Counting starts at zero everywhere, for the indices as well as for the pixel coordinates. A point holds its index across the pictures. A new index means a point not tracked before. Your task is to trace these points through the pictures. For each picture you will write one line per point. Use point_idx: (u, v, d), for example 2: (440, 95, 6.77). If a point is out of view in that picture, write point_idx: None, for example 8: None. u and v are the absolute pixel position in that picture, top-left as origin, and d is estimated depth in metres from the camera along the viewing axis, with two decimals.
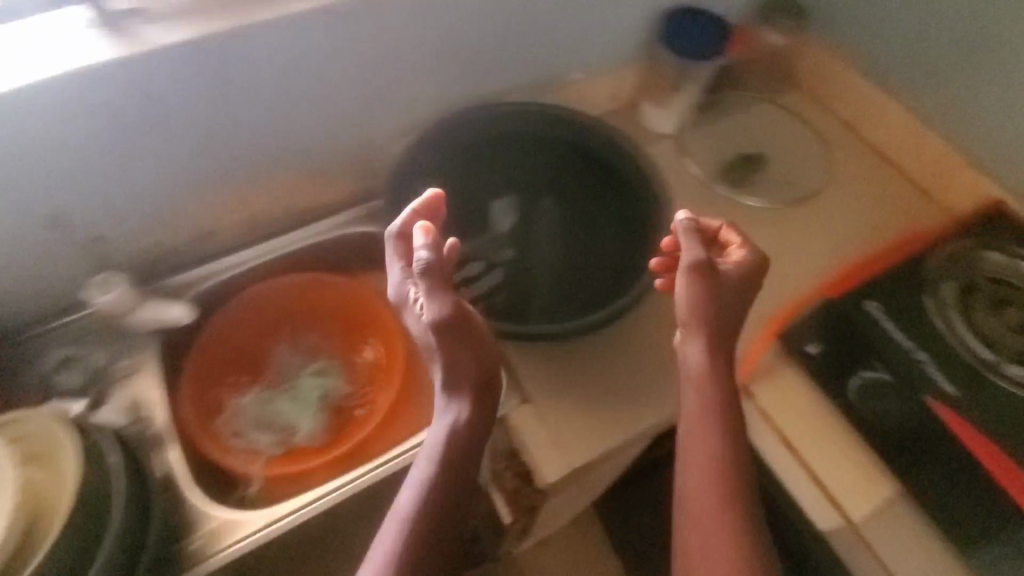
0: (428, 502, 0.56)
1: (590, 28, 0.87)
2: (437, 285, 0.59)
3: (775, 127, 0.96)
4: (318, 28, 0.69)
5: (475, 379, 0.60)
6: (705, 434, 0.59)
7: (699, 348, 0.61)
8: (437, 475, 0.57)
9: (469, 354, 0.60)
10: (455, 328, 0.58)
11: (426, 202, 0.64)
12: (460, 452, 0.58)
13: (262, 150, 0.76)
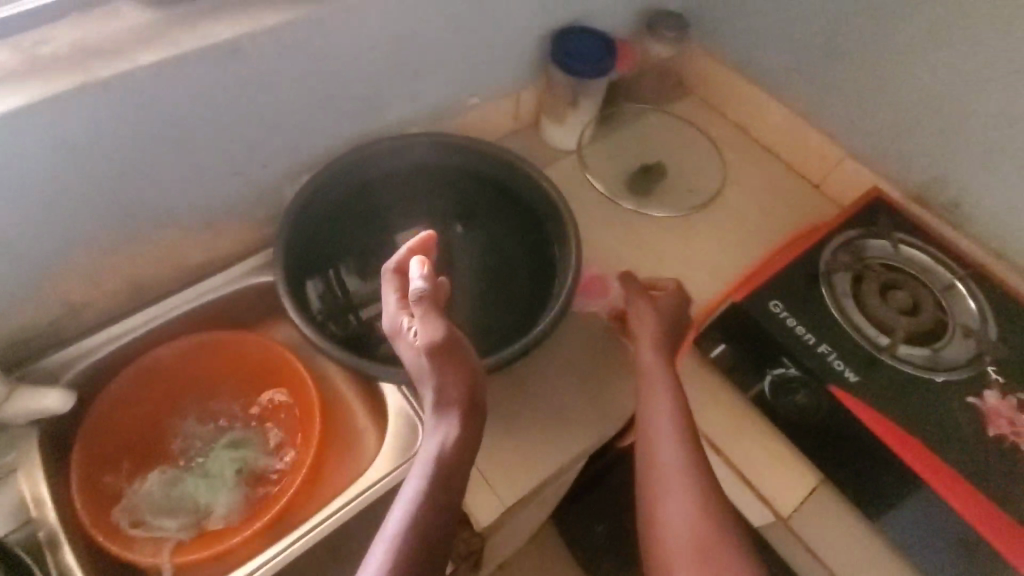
0: (420, 525, 0.50)
1: (480, 52, 0.86)
2: (429, 308, 0.54)
3: (672, 135, 0.99)
4: (176, 78, 0.63)
5: (464, 401, 0.55)
6: (663, 414, 0.65)
7: (652, 348, 0.70)
8: (427, 499, 0.51)
9: (457, 378, 0.54)
10: (448, 350, 0.53)
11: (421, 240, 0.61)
12: (449, 475, 0.53)
13: (139, 209, 0.71)
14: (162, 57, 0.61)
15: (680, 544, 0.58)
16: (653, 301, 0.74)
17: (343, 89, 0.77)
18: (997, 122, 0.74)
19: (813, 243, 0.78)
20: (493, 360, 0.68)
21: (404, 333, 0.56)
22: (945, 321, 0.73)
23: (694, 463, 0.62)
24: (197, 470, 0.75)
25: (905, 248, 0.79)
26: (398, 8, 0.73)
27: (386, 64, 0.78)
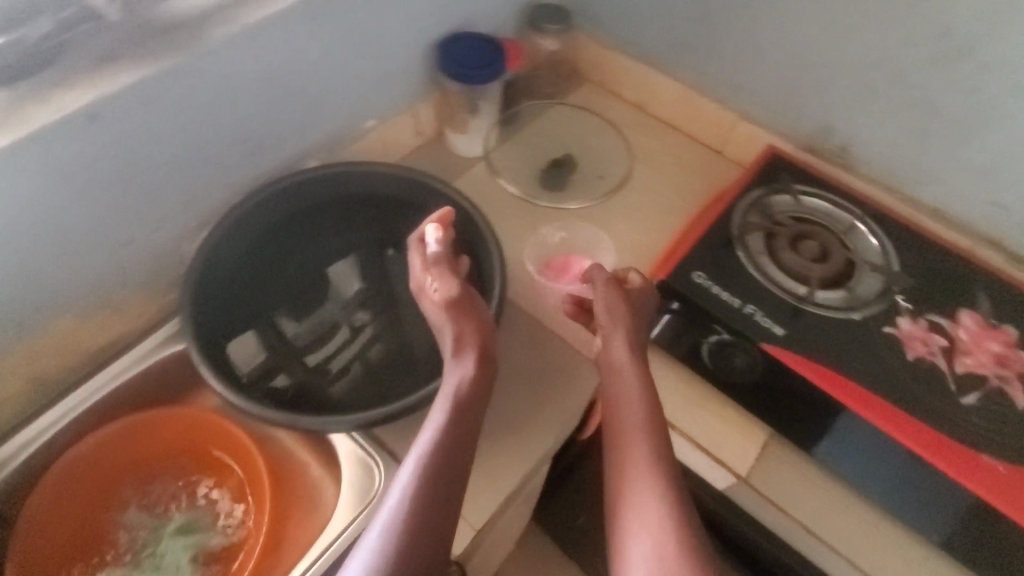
0: (440, 445, 0.57)
1: (367, 75, 0.84)
2: (445, 270, 0.68)
3: (575, 125, 1.00)
4: (30, 157, 0.58)
5: (474, 342, 0.64)
6: (628, 385, 0.62)
7: (626, 347, 0.65)
8: (446, 424, 0.58)
9: (470, 326, 0.65)
10: (462, 301, 0.66)
11: (441, 217, 0.71)
12: (468, 403, 0.61)
13: (21, 303, 0.65)
14: (13, 138, 0.56)
15: (637, 506, 0.54)
16: (621, 291, 0.69)
17: (226, 135, 0.73)
18: (864, 68, 0.79)
19: (723, 210, 0.81)
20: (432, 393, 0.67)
21: (424, 291, 0.68)
22: (853, 261, 0.77)
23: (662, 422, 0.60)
24: (146, 560, 0.70)
25: (808, 198, 0.83)
26: (269, 45, 0.70)
27: (267, 103, 0.75)
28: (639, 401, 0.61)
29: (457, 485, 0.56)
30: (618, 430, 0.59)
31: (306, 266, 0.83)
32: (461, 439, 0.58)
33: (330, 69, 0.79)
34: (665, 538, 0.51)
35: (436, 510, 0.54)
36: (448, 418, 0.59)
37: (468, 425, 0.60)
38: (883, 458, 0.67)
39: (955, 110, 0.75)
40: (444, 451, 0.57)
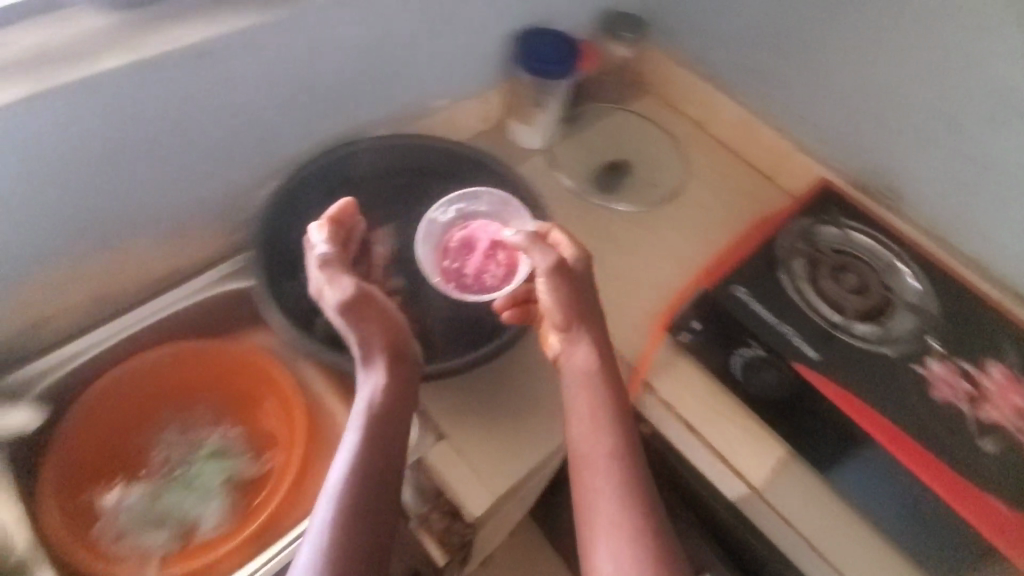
0: (362, 464, 0.55)
1: (450, 55, 0.87)
2: (336, 272, 0.64)
3: (634, 134, 1.03)
4: (140, 80, 0.62)
5: (384, 346, 0.61)
6: (586, 392, 0.62)
7: (585, 350, 0.64)
8: (365, 440, 0.56)
9: (376, 328, 0.62)
10: (361, 304, 0.62)
11: (339, 208, 0.68)
12: (385, 414, 0.59)
13: (105, 218, 0.69)
14: (128, 61, 0.60)
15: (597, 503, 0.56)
16: (565, 274, 0.65)
17: (315, 90, 0.77)
18: (927, 116, 0.82)
19: (770, 233, 0.84)
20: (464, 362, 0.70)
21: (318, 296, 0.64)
22: (891, 299, 0.80)
23: (630, 427, 0.61)
24: (178, 480, 0.73)
25: (854, 233, 0.86)
26: (369, 11, 0.74)
27: (355, 65, 0.78)
28: (590, 411, 0.61)
29: (387, 505, 0.54)
30: (576, 432, 0.61)
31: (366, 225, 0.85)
32: (380, 461, 0.56)
33: (418, 43, 0.82)
34: (619, 547, 0.53)
35: (366, 535, 0.52)
36: (365, 435, 0.56)
37: (388, 442, 0.57)
38: (888, 482, 0.69)
39: (1011, 169, 0.77)
40: (359, 481, 0.54)
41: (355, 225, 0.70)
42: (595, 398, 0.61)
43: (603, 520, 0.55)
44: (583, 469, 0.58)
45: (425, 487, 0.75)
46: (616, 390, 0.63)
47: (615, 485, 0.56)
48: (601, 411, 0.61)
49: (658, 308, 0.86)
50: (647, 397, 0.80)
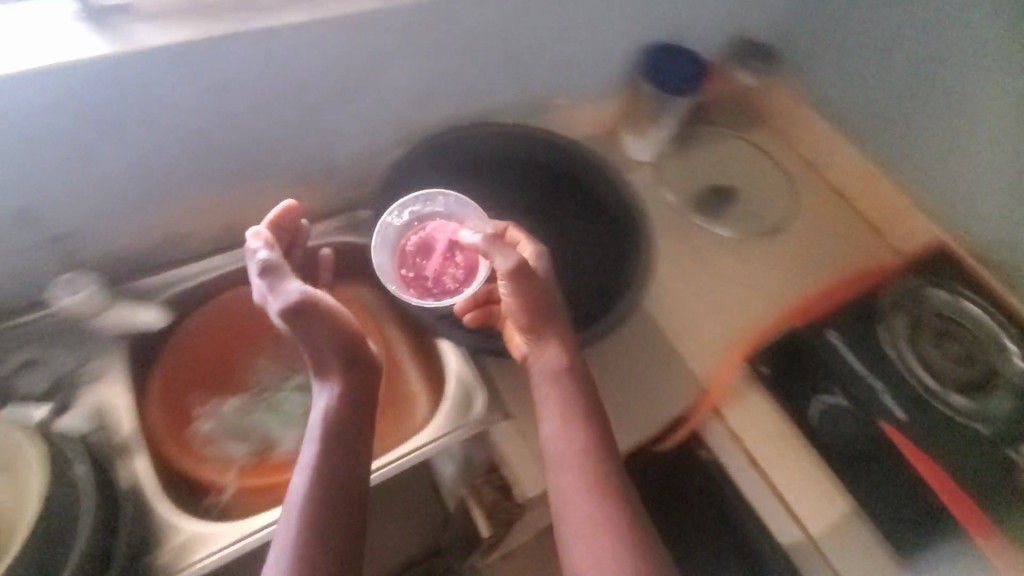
0: (319, 480, 0.52)
1: (583, 57, 0.90)
2: (278, 280, 0.58)
3: (745, 163, 1.02)
4: (317, 37, 0.67)
5: (337, 352, 0.57)
6: (554, 392, 0.63)
7: (551, 350, 0.64)
8: (321, 456, 0.53)
9: (327, 338, 0.57)
10: (309, 316, 0.56)
11: (281, 210, 0.68)
12: (341, 428, 0.55)
13: (254, 157, 0.75)
14: (312, 19, 0.65)
15: (571, 503, 0.56)
16: (523, 275, 0.62)
17: (455, 71, 0.81)
18: None
19: (873, 287, 0.84)
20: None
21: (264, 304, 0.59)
22: (995, 377, 0.75)
23: (599, 429, 0.61)
24: (263, 404, 0.78)
25: (963, 300, 0.81)
26: (523, 4, 0.78)
27: (497, 53, 0.82)
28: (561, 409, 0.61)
29: (351, 522, 0.52)
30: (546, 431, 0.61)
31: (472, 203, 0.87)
32: (337, 481, 0.53)
33: (555, 42, 0.86)
34: (595, 537, 0.54)
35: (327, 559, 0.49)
36: (321, 449, 0.54)
37: (346, 458, 0.54)
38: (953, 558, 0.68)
39: None
40: (314, 503, 0.51)
41: (301, 226, 0.71)
42: (561, 396, 0.62)
43: (579, 507, 0.56)
44: (553, 465, 0.59)
45: (484, 460, 0.78)
46: (588, 398, 0.63)
47: (583, 486, 0.57)
48: (568, 406, 0.61)
49: (740, 336, 0.85)
50: (715, 422, 0.79)
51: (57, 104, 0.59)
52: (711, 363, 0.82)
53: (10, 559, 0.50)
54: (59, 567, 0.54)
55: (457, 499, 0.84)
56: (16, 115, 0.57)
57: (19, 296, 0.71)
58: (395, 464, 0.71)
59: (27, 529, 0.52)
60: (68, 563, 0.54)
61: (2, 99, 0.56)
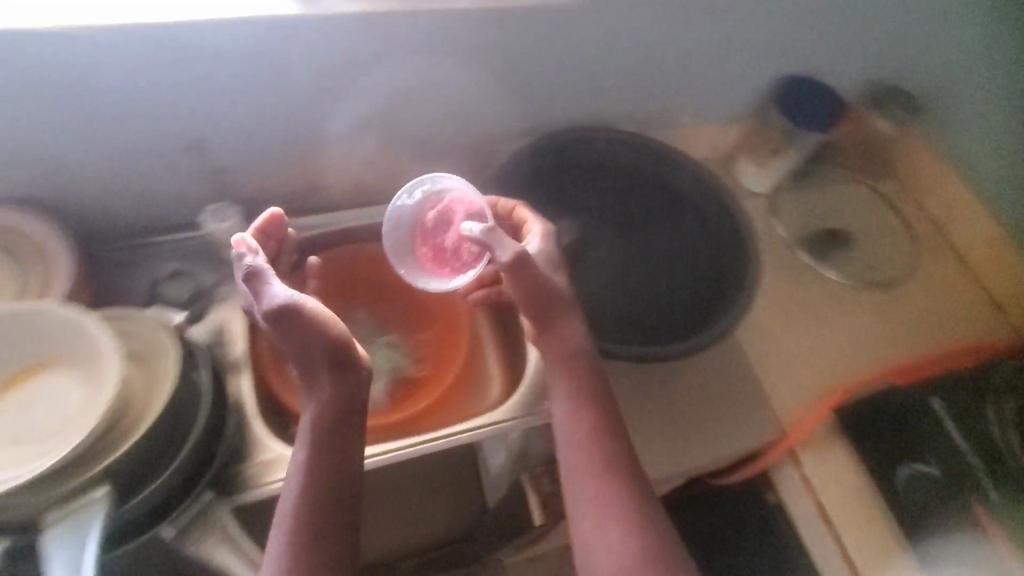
0: (313, 473, 0.55)
1: (718, 78, 0.90)
2: (258, 286, 0.59)
3: (866, 212, 0.98)
4: (477, 23, 0.71)
5: (321, 355, 0.59)
6: (566, 395, 0.63)
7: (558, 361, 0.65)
8: (314, 451, 0.56)
9: (312, 341, 0.58)
10: (288, 322, 0.57)
11: (265, 218, 0.70)
12: (330, 426, 0.58)
13: (392, 127, 0.80)
14: (477, 6, 0.70)
15: (579, 500, 0.59)
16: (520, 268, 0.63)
17: (594, 75, 0.83)
18: None
19: (983, 361, 0.82)
20: (652, 351, 0.71)
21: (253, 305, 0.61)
22: None
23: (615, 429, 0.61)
24: None
25: None
26: (673, 17, 0.79)
27: (636, 61, 0.84)
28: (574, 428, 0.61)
29: (344, 515, 0.55)
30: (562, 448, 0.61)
31: (584, 202, 0.87)
32: (328, 478, 0.56)
33: (695, 58, 0.86)
34: (614, 533, 0.56)
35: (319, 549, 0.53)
36: (313, 446, 0.56)
37: (337, 456, 0.57)
38: None
39: None
40: (306, 499, 0.54)
41: (287, 233, 0.73)
42: (573, 402, 0.62)
43: (589, 505, 0.58)
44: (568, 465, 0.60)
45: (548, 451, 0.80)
46: (598, 406, 0.62)
47: (596, 488, 0.58)
48: (579, 410, 0.62)
49: (831, 385, 0.82)
50: (788, 466, 0.77)
51: (252, 50, 0.66)
52: (797, 405, 0.80)
53: (137, 435, 0.56)
54: (173, 452, 0.59)
55: (511, 483, 0.86)
56: (213, 55, 0.65)
57: (174, 214, 0.80)
58: (464, 435, 0.72)
59: (155, 412, 0.58)
60: (181, 451, 0.59)
61: (207, 38, 0.63)
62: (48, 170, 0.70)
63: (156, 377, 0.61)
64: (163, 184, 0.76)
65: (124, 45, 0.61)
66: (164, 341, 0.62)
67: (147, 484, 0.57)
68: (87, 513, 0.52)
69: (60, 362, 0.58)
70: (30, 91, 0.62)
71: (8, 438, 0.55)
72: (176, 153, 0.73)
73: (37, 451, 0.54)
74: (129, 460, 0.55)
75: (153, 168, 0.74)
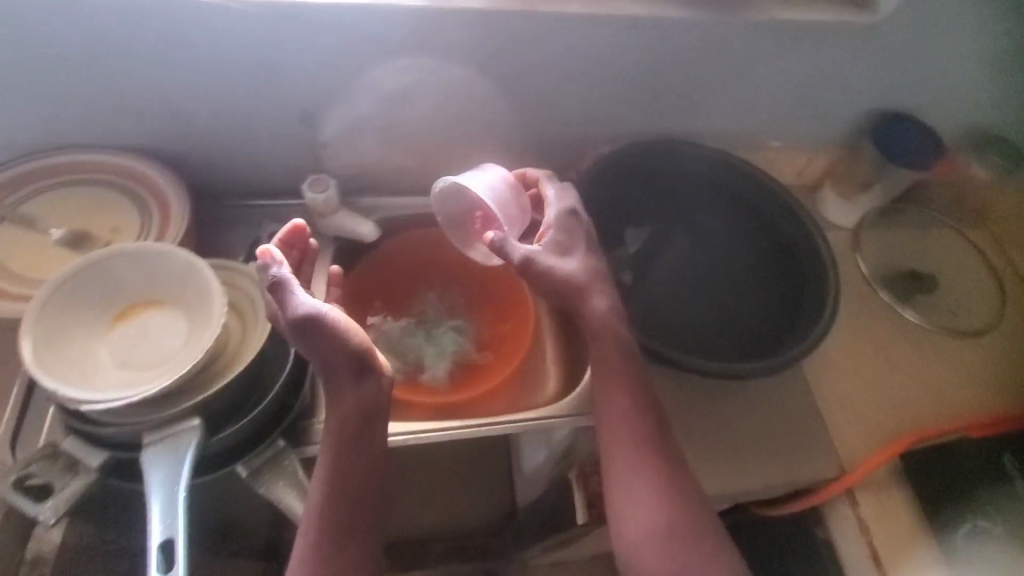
0: (339, 472, 0.58)
1: (813, 105, 0.89)
2: (283, 296, 0.59)
3: (956, 258, 0.94)
4: (583, 29, 0.73)
5: (343, 363, 0.59)
6: (619, 415, 0.64)
7: (607, 386, 0.65)
8: (341, 448, 0.59)
9: (336, 350, 0.58)
10: (313, 331, 0.57)
11: (288, 231, 0.69)
12: (354, 427, 0.59)
13: (486, 121, 0.83)
14: (587, 12, 0.72)
15: (632, 518, 0.60)
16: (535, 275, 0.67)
17: (688, 91, 0.84)
18: None
19: None
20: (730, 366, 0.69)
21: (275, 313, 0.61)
22: None
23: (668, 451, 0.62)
24: (423, 333, 0.87)
25: None
26: (778, 41, 0.79)
27: (733, 81, 0.84)
28: (623, 449, 0.62)
29: (369, 511, 0.59)
30: (614, 465, 0.62)
31: (660, 214, 0.89)
32: (356, 474, 0.58)
33: (793, 83, 0.85)
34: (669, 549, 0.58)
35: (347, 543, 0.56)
36: (338, 445, 0.59)
37: (362, 455, 0.59)
38: None
39: None
40: (331, 500, 0.57)
41: (310, 243, 0.71)
42: (627, 422, 0.63)
43: (645, 527, 0.59)
44: (623, 482, 0.61)
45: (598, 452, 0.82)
46: (649, 426, 0.63)
47: (652, 509, 0.59)
48: (633, 429, 0.63)
49: (899, 430, 0.80)
50: (841, 504, 0.76)
51: (373, 34, 0.71)
52: (860, 445, 0.78)
53: (228, 380, 0.61)
54: (258, 399, 0.64)
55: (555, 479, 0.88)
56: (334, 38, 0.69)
57: (276, 181, 0.85)
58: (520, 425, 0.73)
59: (246, 361, 0.62)
60: (265, 398, 0.64)
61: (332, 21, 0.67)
62: (176, 127, 0.76)
63: (249, 329, 0.65)
64: (271, 152, 0.82)
65: (257, 23, 0.66)
66: (257, 299, 0.67)
67: (232, 423, 0.61)
68: (182, 438, 0.56)
69: (168, 303, 0.63)
70: (174, 52, 0.68)
71: (118, 364, 0.60)
72: (287, 125, 0.78)
73: (143, 379, 0.59)
74: (220, 399, 0.60)
75: (265, 136, 0.79)
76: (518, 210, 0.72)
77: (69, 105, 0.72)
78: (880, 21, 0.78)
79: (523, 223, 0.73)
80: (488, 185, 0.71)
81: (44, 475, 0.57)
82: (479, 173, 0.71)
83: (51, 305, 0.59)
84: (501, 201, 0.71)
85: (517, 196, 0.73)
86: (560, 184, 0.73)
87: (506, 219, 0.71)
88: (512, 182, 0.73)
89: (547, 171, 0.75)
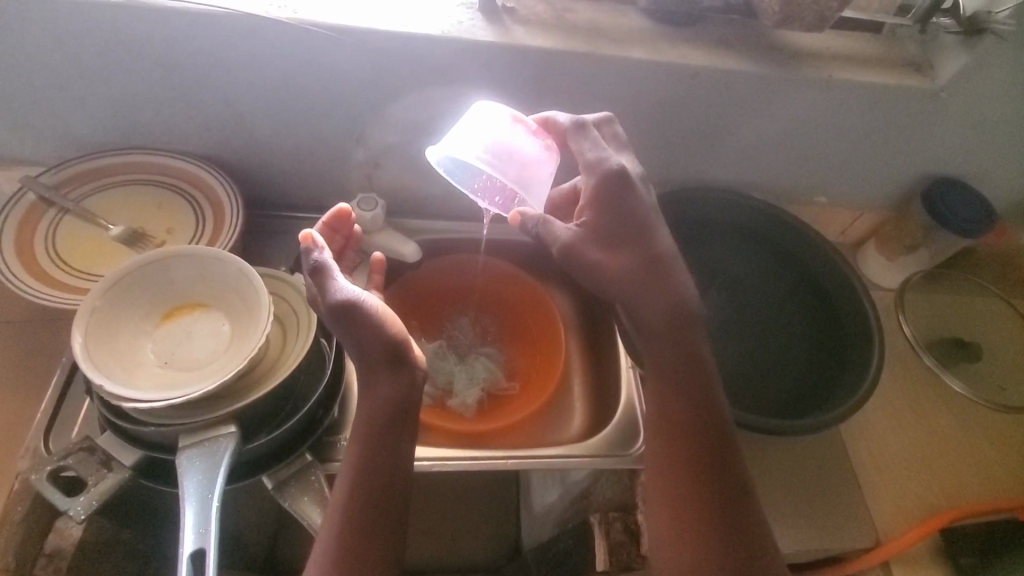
0: (366, 474, 0.57)
1: (864, 164, 0.89)
2: (325, 278, 0.60)
3: (1004, 327, 0.92)
4: (641, 76, 0.74)
5: (382, 361, 0.59)
6: (662, 459, 0.62)
7: (649, 428, 0.64)
8: (369, 451, 0.57)
9: (372, 337, 0.59)
10: (354, 319, 0.58)
11: (333, 215, 0.72)
12: (379, 420, 0.58)
13: None
14: (648, 60, 0.73)
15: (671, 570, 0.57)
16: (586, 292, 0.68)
17: (740, 141, 0.85)
18: None
19: None
20: (767, 424, 0.67)
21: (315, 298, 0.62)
22: None
23: (710, 506, 0.58)
24: (454, 357, 0.87)
25: None
26: (835, 101, 0.79)
27: (787, 133, 0.84)
28: (665, 496, 0.60)
29: (390, 522, 0.56)
30: (654, 514, 0.60)
31: (702, 259, 0.88)
32: (376, 482, 0.57)
33: (843, 143, 0.86)
34: None
35: (365, 558, 0.54)
36: (366, 444, 0.58)
37: (387, 459, 0.58)
38: None
39: None
40: (353, 514, 0.55)
41: (353, 229, 0.74)
42: (666, 467, 0.61)
43: None
44: (665, 532, 0.59)
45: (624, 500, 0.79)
46: (692, 473, 0.60)
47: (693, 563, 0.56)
48: (674, 477, 0.60)
49: (938, 503, 0.77)
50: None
51: (440, 65, 0.72)
52: (895, 516, 0.75)
53: (271, 384, 0.61)
54: (295, 410, 0.64)
55: (569, 518, 0.87)
56: (401, 67, 0.71)
57: (327, 197, 0.88)
58: (545, 462, 0.72)
59: (286, 368, 0.63)
60: (302, 409, 0.64)
61: (403, 49, 0.69)
62: (237, 135, 0.78)
63: (289, 338, 0.66)
64: (327, 169, 0.84)
65: (327, 49, 0.69)
66: (302, 308, 0.68)
67: (265, 432, 0.61)
68: (219, 444, 0.56)
69: (214, 307, 0.65)
70: (248, 68, 0.70)
71: (161, 363, 0.61)
72: (346, 145, 0.81)
73: (186, 380, 0.59)
74: (256, 406, 0.60)
75: (322, 154, 0.82)
76: (541, 160, 0.67)
77: (140, 106, 0.74)
78: (942, 90, 0.78)
79: (550, 174, 0.68)
80: (502, 146, 0.64)
81: (80, 468, 0.58)
82: (486, 130, 0.64)
83: (102, 299, 0.60)
84: (516, 153, 0.64)
85: (538, 144, 0.67)
86: (592, 137, 0.68)
87: (527, 188, 0.65)
88: (533, 130, 0.67)
89: (573, 117, 0.69)
